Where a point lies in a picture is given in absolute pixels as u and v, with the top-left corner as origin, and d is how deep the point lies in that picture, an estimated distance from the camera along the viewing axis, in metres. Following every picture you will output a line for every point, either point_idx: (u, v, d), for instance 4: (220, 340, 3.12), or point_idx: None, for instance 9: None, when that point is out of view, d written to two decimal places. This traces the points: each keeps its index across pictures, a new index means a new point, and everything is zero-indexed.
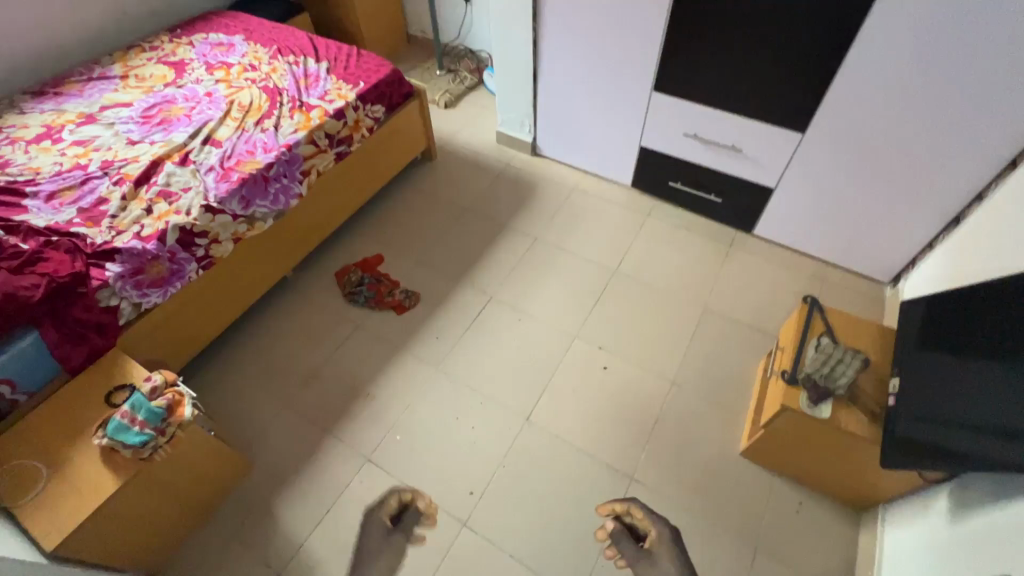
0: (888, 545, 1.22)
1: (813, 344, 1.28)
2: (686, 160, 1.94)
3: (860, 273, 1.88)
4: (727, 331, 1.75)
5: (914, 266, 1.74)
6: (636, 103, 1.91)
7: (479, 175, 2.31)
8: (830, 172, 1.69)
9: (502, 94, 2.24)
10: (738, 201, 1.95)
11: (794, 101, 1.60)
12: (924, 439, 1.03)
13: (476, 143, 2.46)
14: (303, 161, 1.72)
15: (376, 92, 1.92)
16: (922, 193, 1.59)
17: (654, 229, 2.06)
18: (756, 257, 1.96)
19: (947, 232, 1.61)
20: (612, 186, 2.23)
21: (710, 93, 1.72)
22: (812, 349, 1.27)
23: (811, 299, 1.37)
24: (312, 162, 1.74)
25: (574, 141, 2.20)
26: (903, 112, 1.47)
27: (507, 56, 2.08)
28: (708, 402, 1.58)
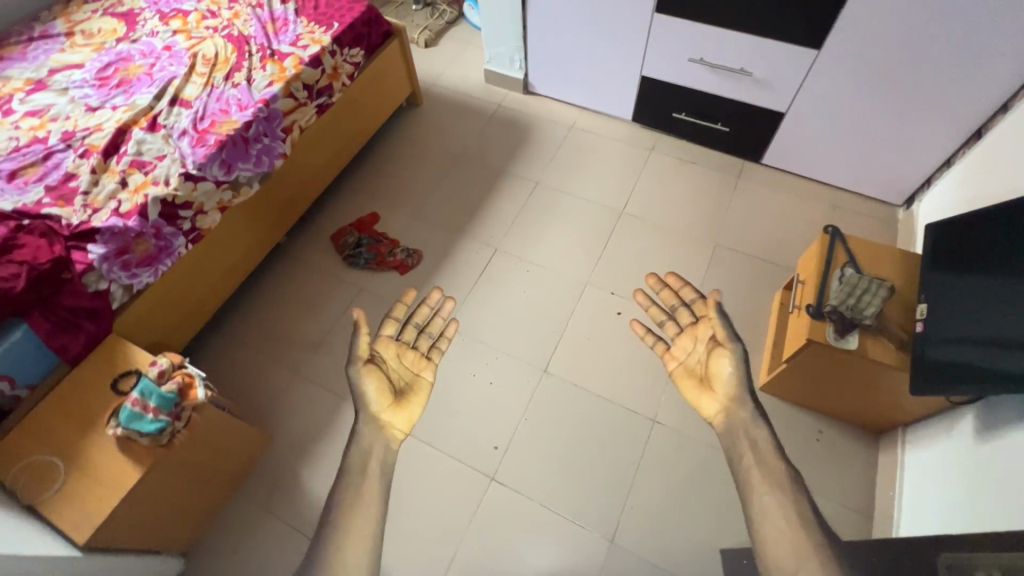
0: (910, 466, 1.24)
1: (835, 275, 1.25)
2: (691, 89, 1.82)
3: (872, 196, 1.83)
4: (740, 266, 1.72)
5: (929, 186, 1.68)
6: (637, 26, 1.75)
7: (470, 120, 2.17)
8: (847, 91, 1.59)
9: (488, 28, 2.06)
10: (746, 130, 1.85)
11: (811, 15, 1.47)
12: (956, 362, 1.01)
13: (464, 84, 2.29)
14: (283, 117, 1.59)
15: (352, 34, 1.75)
16: (944, 106, 1.51)
17: (659, 165, 1.98)
18: (767, 187, 1.90)
19: (968, 146, 1.54)
20: (613, 122, 2.11)
21: (720, 10, 1.58)
22: (835, 281, 1.24)
23: (830, 228, 1.32)
24: (292, 118, 1.61)
25: (569, 76, 2.06)
26: (933, 16, 1.35)
27: None
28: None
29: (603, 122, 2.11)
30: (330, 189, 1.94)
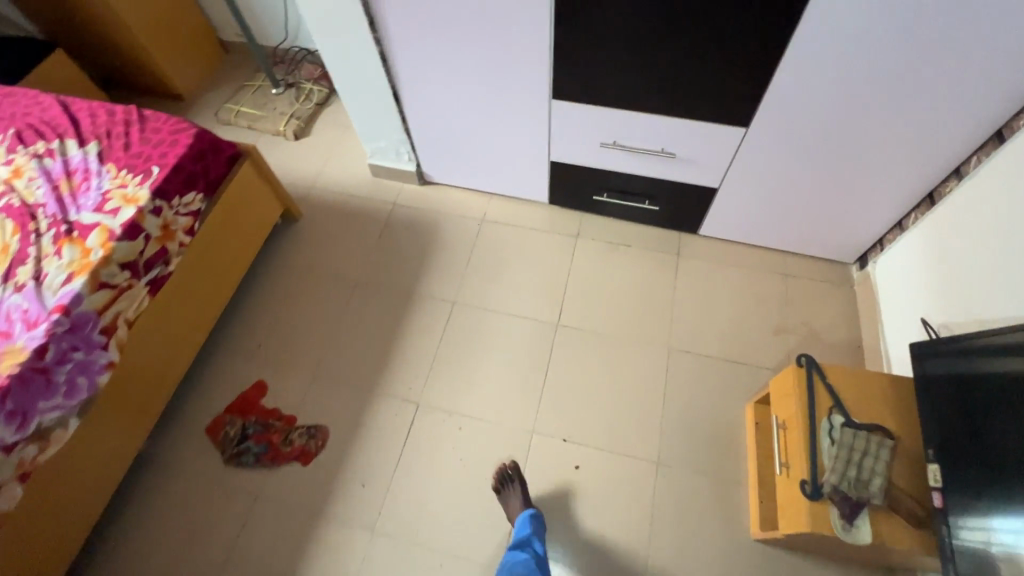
0: None
1: (823, 428, 1.03)
2: (609, 171, 1.57)
3: (823, 257, 1.65)
4: (701, 372, 1.49)
5: (882, 247, 1.51)
6: (534, 109, 1.47)
7: (362, 229, 1.82)
8: (783, 163, 1.39)
9: (361, 122, 1.71)
10: (678, 206, 1.62)
11: (731, 95, 1.25)
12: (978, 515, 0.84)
13: (348, 182, 1.94)
14: (97, 317, 1.19)
15: (181, 177, 1.36)
16: (890, 173, 1.33)
17: (589, 254, 1.72)
18: (710, 263, 1.68)
19: (920, 210, 1.37)
20: (528, 206, 1.84)
21: (627, 89, 1.32)
22: (824, 437, 1.02)
23: (803, 357, 1.11)
24: (112, 312, 1.21)
25: (467, 164, 1.75)
26: (871, 81, 1.15)
27: (353, 77, 1.55)
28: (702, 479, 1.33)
29: (517, 209, 1.83)
30: (196, 360, 1.54)
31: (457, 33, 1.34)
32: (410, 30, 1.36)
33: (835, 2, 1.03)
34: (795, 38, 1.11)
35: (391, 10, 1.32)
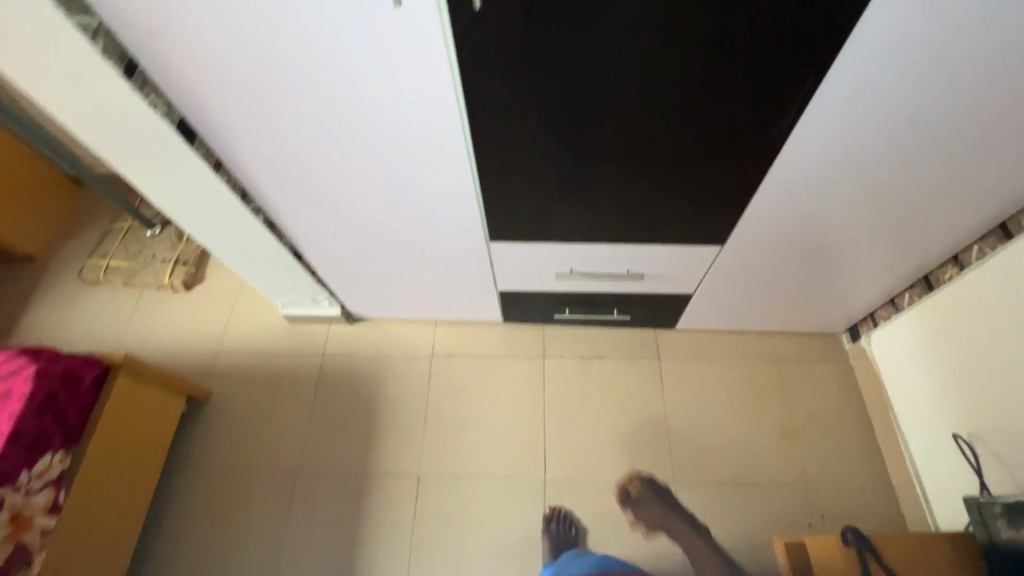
0: None
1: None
2: (569, 293, 1.35)
3: (810, 332, 1.51)
4: (714, 505, 1.32)
5: (874, 322, 1.38)
6: (470, 253, 1.22)
7: (292, 396, 1.52)
8: (764, 270, 1.21)
9: (261, 280, 1.40)
10: (650, 312, 1.43)
11: (701, 222, 1.06)
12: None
13: (262, 335, 1.61)
14: None
15: (25, 444, 1.01)
16: (882, 265, 1.18)
17: (561, 376, 1.51)
18: (694, 361, 1.51)
19: (915, 290, 1.23)
20: (481, 328, 1.59)
21: (578, 228, 1.10)
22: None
23: (851, 531, 0.94)
24: None
25: (401, 302, 1.48)
26: (861, 196, 0.98)
27: (237, 247, 1.24)
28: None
29: (468, 335, 1.58)
30: None
31: (359, 195, 1.06)
32: (297, 199, 1.08)
33: (820, 131, 0.84)
34: (776, 168, 0.91)
35: (267, 182, 1.03)
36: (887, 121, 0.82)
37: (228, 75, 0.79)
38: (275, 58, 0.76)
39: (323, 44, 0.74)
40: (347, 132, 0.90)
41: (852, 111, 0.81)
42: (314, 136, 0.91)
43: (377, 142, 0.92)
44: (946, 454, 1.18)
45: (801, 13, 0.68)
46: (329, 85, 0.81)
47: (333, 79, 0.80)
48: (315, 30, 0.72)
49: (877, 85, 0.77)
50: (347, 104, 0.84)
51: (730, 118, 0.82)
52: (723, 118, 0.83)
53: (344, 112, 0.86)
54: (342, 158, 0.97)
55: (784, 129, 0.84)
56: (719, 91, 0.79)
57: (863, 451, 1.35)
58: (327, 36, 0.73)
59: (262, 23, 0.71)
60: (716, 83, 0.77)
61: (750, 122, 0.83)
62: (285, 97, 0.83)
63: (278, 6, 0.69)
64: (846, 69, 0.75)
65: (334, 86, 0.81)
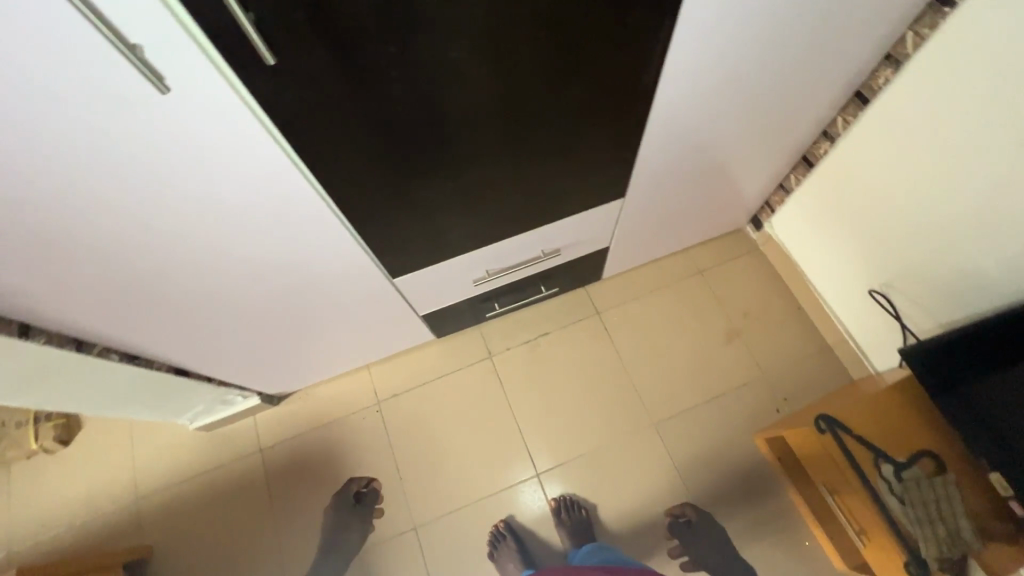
0: None
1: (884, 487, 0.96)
2: (493, 291, 1.28)
3: (721, 235, 1.56)
4: (693, 429, 1.38)
5: (771, 209, 1.45)
6: (377, 298, 1.09)
7: (245, 507, 1.35)
8: (667, 202, 1.21)
9: (151, 409, 1.19)
10: (576, 276, 1.40)
11: (599, 186, 1.00)
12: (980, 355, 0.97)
13: (182, 457, 1.40)
14: None
15: None
16: (765, 161, 1.21)
17: (514, 368, 1.47)
18: (632, 303, 1.52)
19: (798, 171, 1.30)
20: (418, 352, 1.49)
21: (480, 235, 1.01)
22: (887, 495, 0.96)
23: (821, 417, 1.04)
24: None
25: (323, 366, 1.33)
26: (735, 110, 0.97)
27: (101, 394, 1.02)
28: (738, 572, 1.25)
29: (408, 365, 1.48)
30: None
31: (225, 293, 0.89)
32: (150, 322, 0.88)
33: (685, 68, 0.80)
34: (653, 114, 0.87)
35: (102, 321, 0.83)
36: (743, 36, 0.79)
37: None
38: (28, 198, 0.57)
39: (86, 161, 0.56)
40: (175, 239, 0.72)
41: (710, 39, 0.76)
42: (134, 259, 0.72)
43: (218, 237, 0.75)
44: (865, 307, 1.30)
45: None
46: (122, 203, 0.63)
47: (122, 194, 0.62)
48: (65, 149, 0.54)
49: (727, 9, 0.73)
50: (157, 212, 0.66)
51: (599, 85, 0.75)
52: (592, 89, 0.75)
53: (159, 222, 0.68)
54: (185, 267, 0.79)
55: (652, 75, 0.78)
56: (581, 66, 0.70)
57: (797, 327, 1.46)
58: (85, 152, 0.55)
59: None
60: (575, 60, 0.69)
61: (619, 82, 0.76)
62: (69, 233, 0.64)
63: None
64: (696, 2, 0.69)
65: (128, 200, 0.63)
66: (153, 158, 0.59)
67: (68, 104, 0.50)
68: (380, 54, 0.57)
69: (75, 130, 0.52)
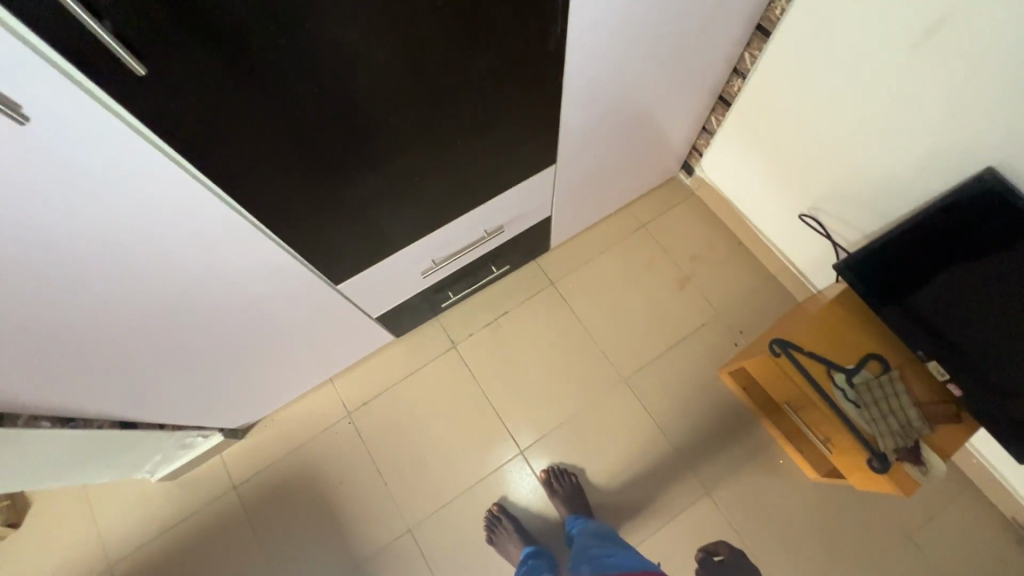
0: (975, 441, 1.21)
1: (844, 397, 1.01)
2: (444, 280, 1.26)
3: (657, 187, 1.59)
4: (662, 377, 1.43)
5: (699, 153, 1.49)
6: (324, 308, 1.05)
7: (230, 547, 1.30)
8: (599, 162, 1.21)
9: (104, 469, 1.11)
10: (524, 250, 1.40)
11: (529, 156, 0.99)
12: (913, 259, 1.01)
13: (151, 512, 1.32)
14: None
15: None
16: (686, 106, 1.24)
17: (481, 352, 1.46)
18: (584, 268, 1.53)
19: (718, 111, 1.33)
20: (381, 355, 1.46)
21: (418, 226, 0.98)
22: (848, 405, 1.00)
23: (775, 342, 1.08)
24: None
25: (283, 388, 1.28)
26: (648, 60, 0.97)
27: (40, 467, 0.94)
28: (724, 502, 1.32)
29: (373, 371, 1.44)
30: None
31: (155, 334, 0.83)
32: (79, 378, 0.81)
33: (592, 25, 0.79)
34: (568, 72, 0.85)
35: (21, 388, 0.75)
36: None
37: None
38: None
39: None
40: (81, 286, 0.66)
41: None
42: (40, 316, 0.66)
43: (132, 275, 0.69)
44: (799, 232, 1.36)
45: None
46: (7, 257, 0.56)
47: (7, 245, 0.55)
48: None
49: None
50: (52, 260, 0.60)
51: (507, 51, 0.73)
52: (500, 55, 0.72)
53: (58, 271, 0.62)
54: (102, 314, 0.72)
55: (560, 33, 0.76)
56: (484, 33, 0.68)
57: (740, 262, 1.53)
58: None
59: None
60: (477, 26, 0.66)
61: (527, 45, 0.74)
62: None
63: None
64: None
65: (14, 251, 0.56)
66: (31, 200, 0.53)
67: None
68: (263, 47, 0.53)
69: None
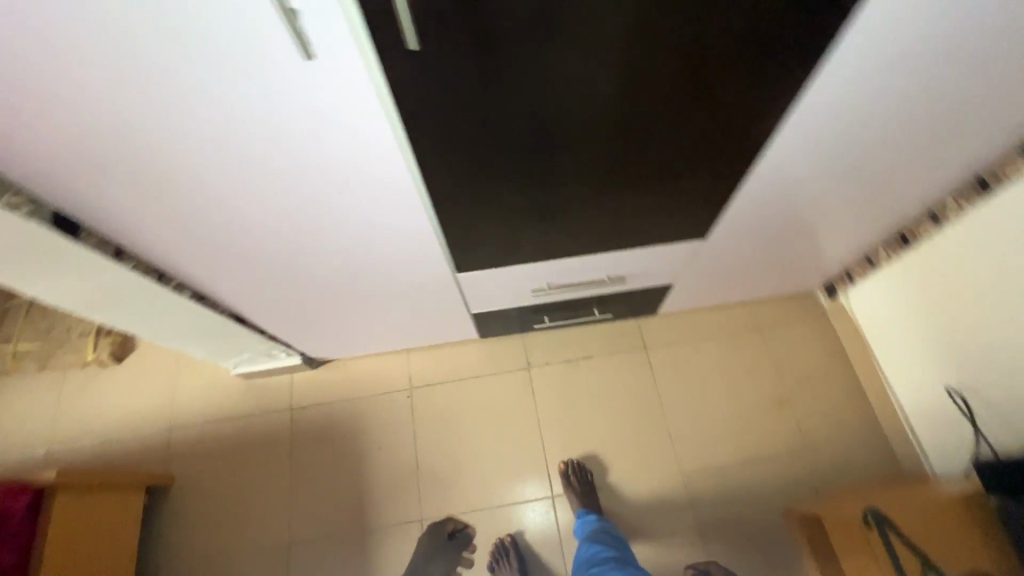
0: None
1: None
2: (547, 304, 1.27)
3: (789, 295, 1.50)
4: (721, 488, 1.33)
5: (850, 279, 1.38)
6: (436, 289, 1.10)
7: (266, 460, 1.39)
8: (744, 252, 1.16)
9: (203, 348, 1.24)
10: (631, 306, 1.38)
11: (683, 223, 0.98)
12: None
13: (218, 399, 1.45)
14: None
15: None
16: (859, 231, 1.15)
17: (550, 384, 1.45)
18: (682, 347, 1.47)
19: (890, 246, 1.23)
20: (458, 347, 1.49)
21: (552, 248, 1.00)
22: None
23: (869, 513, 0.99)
24: None
25: (367, 341, 1.35)
26: (846, 178, 0.92)
27: (164, 326, 1.07)
28: None
29: (446, 359, 1.48)
30: None
31: (298, 258, 0.91)
32: (226, 271, 0.91)
33: (807, 129, 0.76)
34: (762, 162, 0.82)
35: (184, 260, 0.86)
36: (878, 109, 0.75)
37: (91, 163, 0.61)
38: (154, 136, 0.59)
39: (214, 114, 0.57)
40: (269, 198, 0.74)
41: (843, 99, 0.72)
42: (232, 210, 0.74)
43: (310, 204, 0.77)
44: (935, 402, 1.22)
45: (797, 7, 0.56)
46: (232, 158, 0.65)
47: (236, 151, 0.64)
48: (197, 99, 0.55)
49: (871, 78, 0.69)
50: (261, 171, 0.68)
51: (716, 126, 0.72)
52: (707, 127, 0.72)
53: (261, 181, 0.70)
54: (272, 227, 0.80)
55: (774, 124, 0.74)
56: (705, 104, 0.67)
57: (851, 408, 1.38)
58: (216, 105, 0.56)
59: (117, 102, 0.53)
60: (701, 96, 0.66)
61: (738, 126, 0.73)
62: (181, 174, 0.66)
63: (133, 81, 0.51)
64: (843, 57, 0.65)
65: (239, 157, 0.65)
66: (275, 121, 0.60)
67: (214, 59, 0.51)
68: (513, 57, 0.56)
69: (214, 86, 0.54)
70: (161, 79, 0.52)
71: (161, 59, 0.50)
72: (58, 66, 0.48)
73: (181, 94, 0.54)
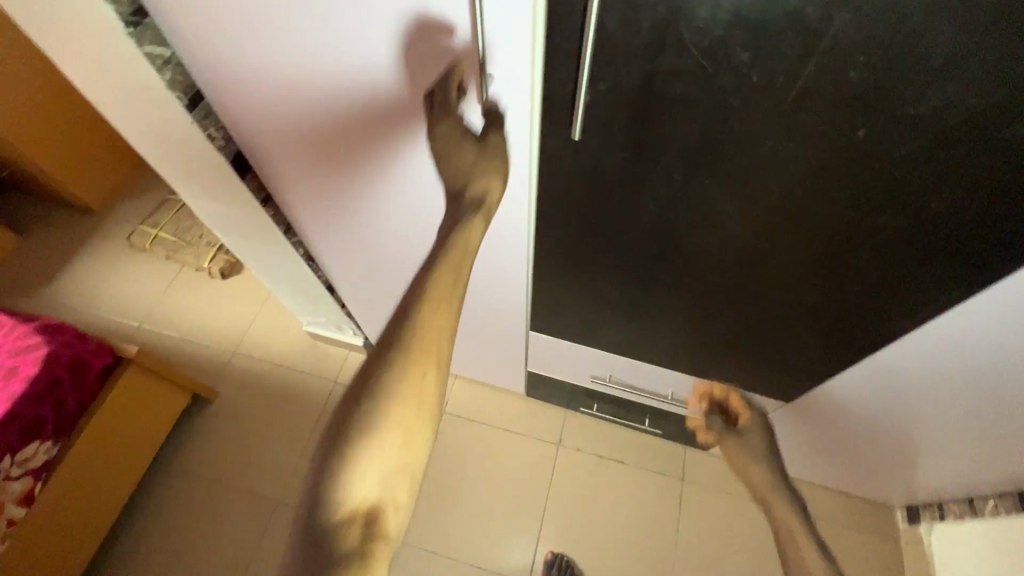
0: None
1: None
2: (602, 394, 1.24)
3: (862, 498, 1.33)
4: None
5: (942, 514, 1.20)
6: (505, 335, 1.12)
7: (295, 416, 1.47)
8: (826, 434, 1.06)
9: (293, 298, 1.36)
10: (684, 432, 1.30)
11: (770, 378, 0.92)
12: None
13: (283, 344, 1.57)
14: None
15: (16, 430, 1.00)
16: (971, 471, 1.00)
17: (572, 470, 1.39)
18: (720, 496, 1.35)
19: (1002, 502, 1.05)
20: (502, 394, 1.50)
21: (628, 346, 0.98)
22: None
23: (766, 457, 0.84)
24: None
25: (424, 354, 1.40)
26: (971, 413, 0.81)
27: (272, 268, 1.19)
28: None
29: (485, 399, 1.49)
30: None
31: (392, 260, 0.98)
32: (336, 249, 1.01)
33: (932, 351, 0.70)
34: (866, 358, 0.76)
35: (307, 226, 0.97)
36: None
37: (281, 126, 0.72)
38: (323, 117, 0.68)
39: (385, 127, 0.66)
40: (396, 208, 0.82)
41: (981, 342, 0.65)
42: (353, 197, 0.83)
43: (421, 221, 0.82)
44: None
45: (959, 241, 0.53)
46: (383, 166, 0.73)
47: (390, 163, 0.72)
48: (381, 113, 0.64)
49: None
50: (400, 186, 0.76)
51: (833, 307, 0.68)
52: (821, 303, 0.69)
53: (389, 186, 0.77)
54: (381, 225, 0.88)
55: (896, 331, 0.69)
56: (827, 283, 0.65)
57: None
58: (390, 122, 0.65)
59: (315, 87, 0.63)
60: (826, 275, 0.63)
61: (853, 315, 0.69)
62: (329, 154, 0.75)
63: (343, 83, 0.61)
64: (993, 307, 0.59)
65: (389, 167, 0.73)
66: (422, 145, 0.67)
67: (405, 89, 0.60)
68: (661, 174, 0.58)
69: (398, 108, 0.63)
70: (351, 80, 0.61)
71: (357, 66, 0.59)
72: (298, 53, 0.59)
73: (360, 96, 0.63)
